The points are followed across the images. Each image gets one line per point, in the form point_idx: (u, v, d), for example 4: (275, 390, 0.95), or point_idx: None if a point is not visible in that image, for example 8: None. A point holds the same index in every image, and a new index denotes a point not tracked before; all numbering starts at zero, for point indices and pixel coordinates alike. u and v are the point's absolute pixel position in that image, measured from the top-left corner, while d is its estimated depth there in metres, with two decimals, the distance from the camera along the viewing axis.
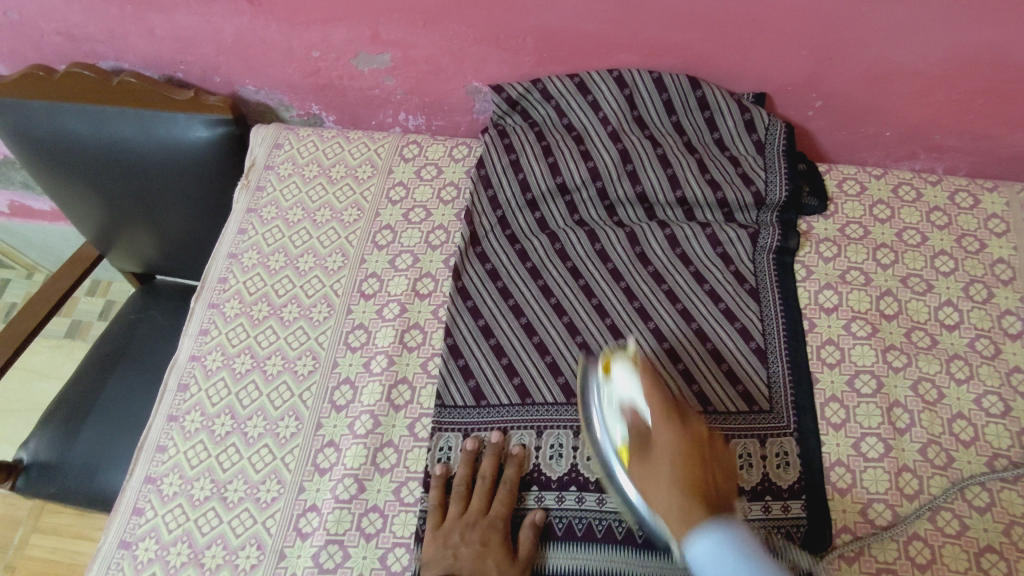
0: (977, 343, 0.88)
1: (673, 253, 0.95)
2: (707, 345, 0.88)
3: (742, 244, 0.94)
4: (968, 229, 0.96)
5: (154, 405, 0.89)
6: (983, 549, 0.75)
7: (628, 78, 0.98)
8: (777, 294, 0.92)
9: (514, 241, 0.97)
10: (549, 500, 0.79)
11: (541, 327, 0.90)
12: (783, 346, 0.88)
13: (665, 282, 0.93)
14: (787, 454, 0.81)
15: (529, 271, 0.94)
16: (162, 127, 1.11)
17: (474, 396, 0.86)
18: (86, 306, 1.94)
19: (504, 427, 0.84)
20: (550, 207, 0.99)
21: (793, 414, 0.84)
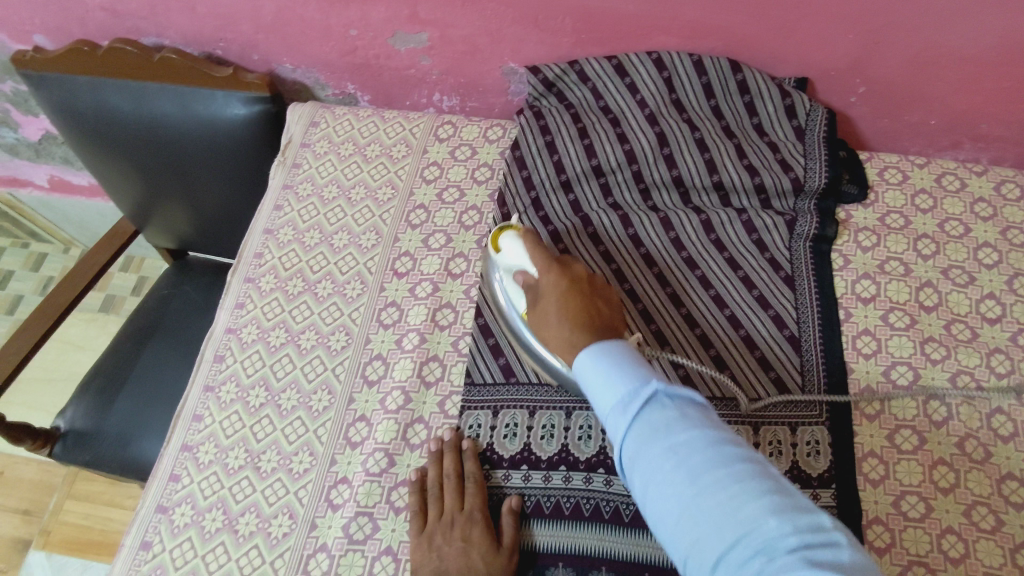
0: (1020, 337, 0.86)
1: (708, 238, 0.94)
2: (740, 332, 0.87)
3: (778, 231, 0.93)
4: (1014, 221, 0.94)
5: (191, 375, 0.91)
6: (1019, 546, 0.74)
7: (667, 60, 0.97)
8: (814, 283, 0.90)
9: (547, 223, 0.97)
10: (578, 481, 0.79)
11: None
12: (818, 336, 0.87)
13: (699, 268, 0.92)
14: (819, 443, 0.80)
15: (562, 253, 0.94)
16: (201, 104, 1.12)
17: (504, 374, 0.86)
18: (119, 282, 1.98)
19: (533, 408, 0.84)
20: (583, 188, 0.99)
21: (825, 404, 0.83)
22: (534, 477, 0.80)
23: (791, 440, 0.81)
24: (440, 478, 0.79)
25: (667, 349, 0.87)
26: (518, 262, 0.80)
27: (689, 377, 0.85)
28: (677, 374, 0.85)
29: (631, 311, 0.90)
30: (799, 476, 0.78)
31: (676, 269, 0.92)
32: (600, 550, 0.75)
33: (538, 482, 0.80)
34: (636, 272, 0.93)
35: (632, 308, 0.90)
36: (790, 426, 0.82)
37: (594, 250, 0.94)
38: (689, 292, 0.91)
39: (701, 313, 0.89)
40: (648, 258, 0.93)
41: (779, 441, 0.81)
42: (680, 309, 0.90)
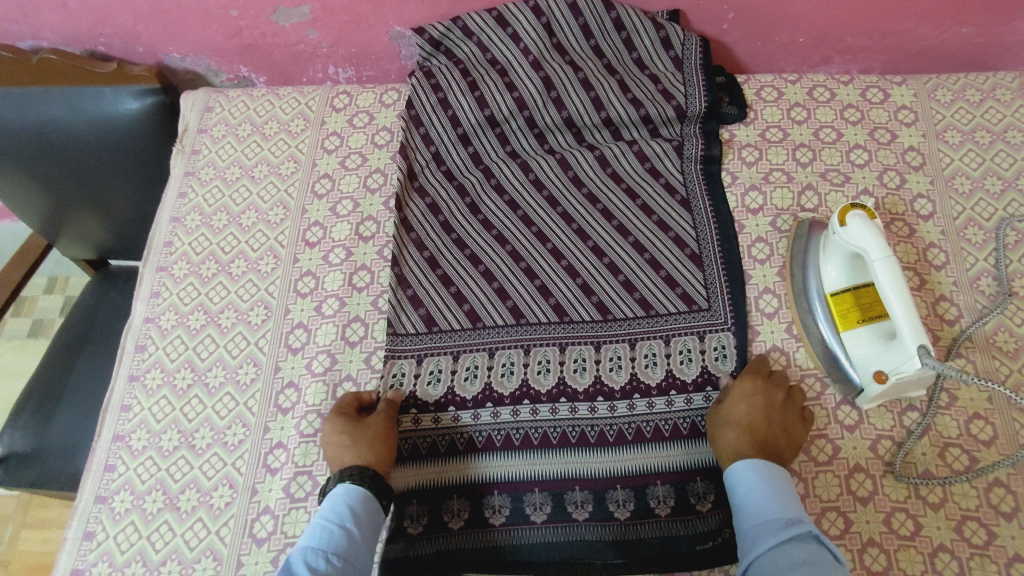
0: (892, 226, 0.93)
1: (605, 173, 0.99)
2: (644, 254, 0.92)
3: (669, 158, 0.98)
4: (880, 121, 1.01)
5: (115, 368, 0.92)
6: (906, 409, 0.83)
7: (544, 6, 1.00)
8: (708, 198, 0.96)
9: (451, 176, 1.00)
10: (506, 415, 0.83)
11: (485, 257, 0.94)
12: (717, 250, 0.92)
13: (600, 202, 0.97)
14: (725, 348, 0.86)
15: (468, 205, 0.97)
16: (91, 103, 1.11)
17: (426, 323, 0.89)
18: (46, 305, 1.94)
19: (456, 352, 0.87)
20: (482, 140, 1.02)
21: (731, 310, 0.88)
22: (463, 416, 0.84)
23: (700, 347, 0.86)
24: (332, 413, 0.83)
25: (578, 279, 0.91)
26: (863, 245, 0.78)
27: (601, 301, 0.90)
28: (591, 301, 0.90)
29: (540, 250, 0.94)
30: (710, 379, 0.84)
31: (579, 206, 0.97)
32: (531, 473, 0.80)
33: (467, 420, 0.83)
34: (542, 214, 0.97)
35: (541, 247, 0.94)
36: (698, 335, 0.87)
37: (499, 199, 0.98)
38: (593, 225, 0.95)
39: (606, 242, 0.94)
40: (552, 199, 0.97)
41: (689, 349, 0.86)
42: (586, 241, 0.94)
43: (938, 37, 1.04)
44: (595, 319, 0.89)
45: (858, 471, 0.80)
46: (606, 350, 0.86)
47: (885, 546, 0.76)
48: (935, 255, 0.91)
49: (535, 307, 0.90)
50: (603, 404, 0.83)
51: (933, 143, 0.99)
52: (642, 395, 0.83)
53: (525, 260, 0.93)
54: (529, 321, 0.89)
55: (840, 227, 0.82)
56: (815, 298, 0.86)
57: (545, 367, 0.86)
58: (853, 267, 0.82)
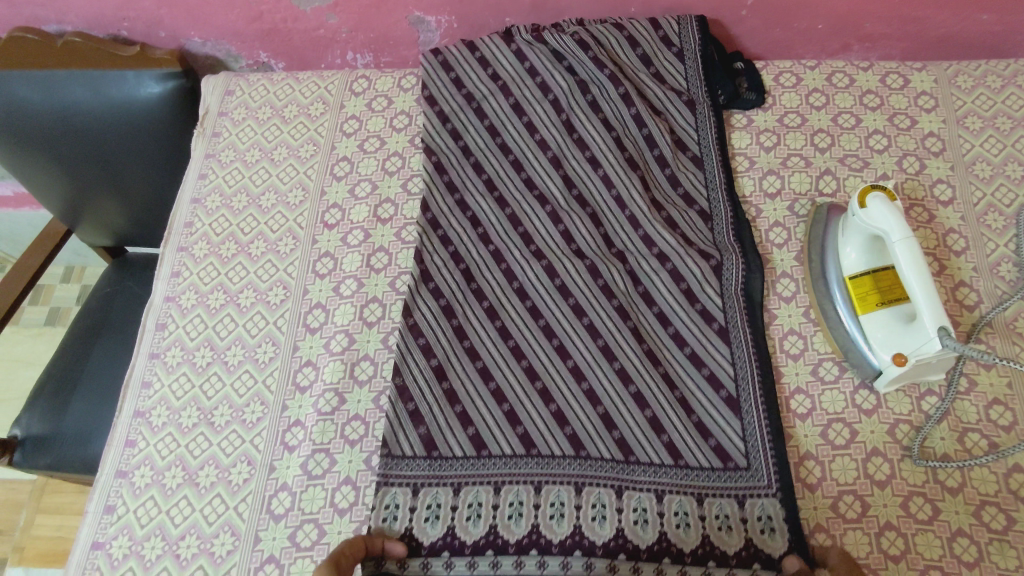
0: (911, 211, 0.93)
1: (637, 292, 0.89)
2: (675, 392, 0.82)
3: (708, 280, 0.87)
4: (900, 107, 1.00)
5: (135, 345, 0.93)
6: (924, 393, 0.82)
7: (563, 104, 1.00)
8: (749, 334, 0.85)
9: (470, 279, 0.90)
10: (508, 566, 0.74)
11: (498, 373, 0.84)
12: (758, 396, 0.81)
13: (631, 319, 0.86)
14: (770, 519, 0.75)
15: (486, 310, 0.88)
16: (114, 86, 1.12)
17: (425, 446, 0.80)
18: (62, 294, 1.96)
19: (457, 484, 0.78)
20: (503, 238, 0.93)
21: (773, 472, 0.77)
22: (457, 564, 0.74)
23: (739, 514, 0.76)
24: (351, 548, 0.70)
25: (599, 409, 0.82)
26: (883, 228, 0.79)
27: (625, 439, 0.80)
28: (612, 436, 0.80)
29: (560, 368, 0.84)
30: (755, 554, 0.74)
31: (607, 319, 0.86)
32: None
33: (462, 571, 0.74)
34: (565, 325, 0.87)
35: (561, 365, 0.84)
36: (737, 499, 0.76)
37: (520, 305, 0.88)
38: (621, 344, 0.85)
39: (634, 368, 0.83)
40: (578, 309, 0.87)
41: (727, 515, 0.76)
42: (612, 362, 0.84)
43: (959, 24, 1.03)
44: (616, 459, 0.79)
45: (876, 455, 0.79)
46: (628, 499, 0.77)
47: (902, 529, 0.75)
48: (956, 240, 0.91)
49: (550, 438, 0.80)
50: (626, 564, 0.74)
51: (953, 129, 0.98)
52: (672, 559, 0.74)
53: (540, 380, 0.84)
54: (542, 453, 0.80)
55: (859, 209, 0.81)
56: (834, 283, 0.86)
57: (558, 511, 0.76)
58: (870, 250, 0.83)
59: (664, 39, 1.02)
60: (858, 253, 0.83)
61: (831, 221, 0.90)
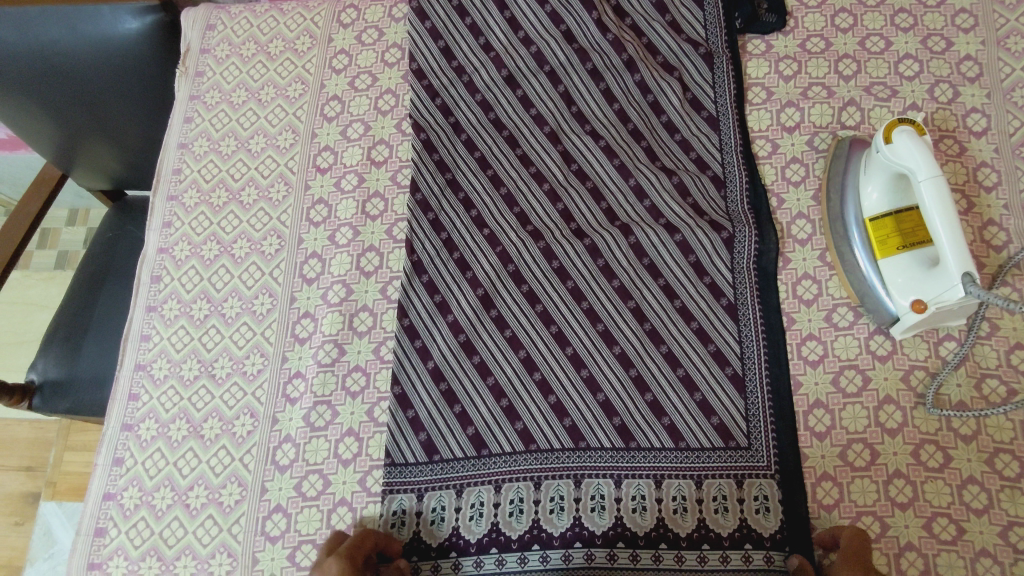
0: (940, 145, 0.87)
1: (640, 265, 0.86)
2: (678, 370, 0.81)
3: (716, 251, 0.84)
4: (934, 28, 0.92)
5: (132, 298, 0.91)
6: (943, 338, 0.79)
7: (561, 74, 0.93)
8: (758, 309, 0.82)
9: (463, 266, 0.87)
10: (512, 562, 0.76)
11: (495, 367, 0.83)
12: (764, 372, 0.80)
13: (632, 298, 0.84)
14: (767, 499, 0.75)
15: (481, 299, 0.86)
16: (89, 24, 1.06)
17: (426, 450, 0.80)
18: (69, 237, 1.95)
19: (460, 485, 0.78)
20: (498, 221, 0.89)
21: (774, 453, 0.77)
22: (464, 563, 0.76)
23: (737, 495, 0.76)
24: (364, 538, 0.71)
25: (600, 396, 0.81)
26: (909, 166, 0.73)
27: (625, 425, 0.80)
28: (612, 423, 0.80)
29: (559, 357, 0.83)
30: (749, 535, 0.74)
31: (608, 302, 0.85)
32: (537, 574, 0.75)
33: (469, 569, 0.76)
34: (564, 311, 0.85)
35: (560, 353, 0.83)
36: (735, 480, 0.76)
37: (516, 290, 0.86)
38: (622, 326, 0.84)
39: (636, 351, 0.82)
40: (577, 292, 0.85)
41: (724, 496, 0.76)
42: (612, 346, 0.83)
43: None
44: (616, 447, 0.79)
45: (888, 402, 0.77)
46: (627, 488, 0.77)
47: (912, 477, 0.74)
48: (987, 176, 0.85)
49: (549, 429, 0.80)
50: (625, 552, 0.75)
51: (993, 52, 0.90)
52: (669, 545, 0.75)
53: (539, 371, 0.82)
54: (541, 448, 0.80)
55: (884, 144, 0.75)
56: (853, 225, 0.81)
57: (558, 505, 0.77)
58: (894, 190, 0.77)
59: None
60: (880, 193, 0.78)
61: (853, 157, 0.84)
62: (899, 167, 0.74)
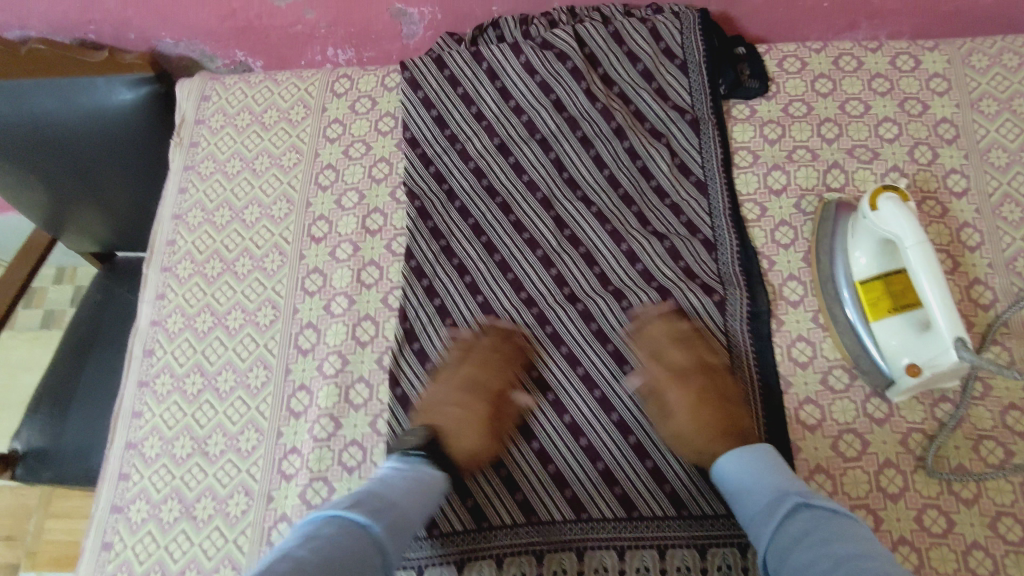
0: (923, 206, 0.89)
1: (634, 329, 0.86)
2: None
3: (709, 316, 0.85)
4: (910, 92, 0.95)
5: (124, 373, 0.90)
6: (938, 399, 0.80)
7: (552, 142, 0.95)
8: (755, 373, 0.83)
9: (457, 333, 0.87)
10: None
11: (493, 435, 0.83)
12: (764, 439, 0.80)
13: (629, 363, 0.85)
14: None
15: None
16: (84, 94, 1.06)
17: (426, 524, 0.80)
18: (55, 296, 1.93)
19: (462, 559, 0.78)
20: (492, 287, 0.89)
21: None
22: None
23: (742, 563, 0.75)
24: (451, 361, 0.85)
25: (600, 464, 0.81)
26: (895, 231, 0.74)
27: (626, 494, 0.79)
28: (613, 492, 0.79)
29: (558, 425, 0.83)
30: None
31: (604, 368, 0.85)
32: None
33: None
34: (561, 378, 0.85)
35: (559, 421, 0.83)
36: (739, 548, 0.75)
37: (511, 357, 0.86)
38: (619, 392, 0.84)
39: (634, 417, 0.82)
40: (572, 357, 0.86)
41: (729, 566, 0.75)
42: (610, 413, 0.83)
43: None
44: (619, 517, 0.78)
45: (888, 467, 0.77)
46: (631, 560, 0.76)
47: (916, 544, 0.74)
48: (970, 235, 0.87)
49: (549, 500, 0.80)
50: None
51: (968, 114, 0.93)
52: None
53: (538, 440, 0.83)
54: (542, 519, 0.79)
55: (869, 212, 0.77)
56: (843, 288, 0.82)
57: None
58: (881, 253, 0.78)
59: (665, 51, 0.96)
60: (868, 258, 0.79)
61: (840, 220, 0.85)
62: (887, 233, 0.75)
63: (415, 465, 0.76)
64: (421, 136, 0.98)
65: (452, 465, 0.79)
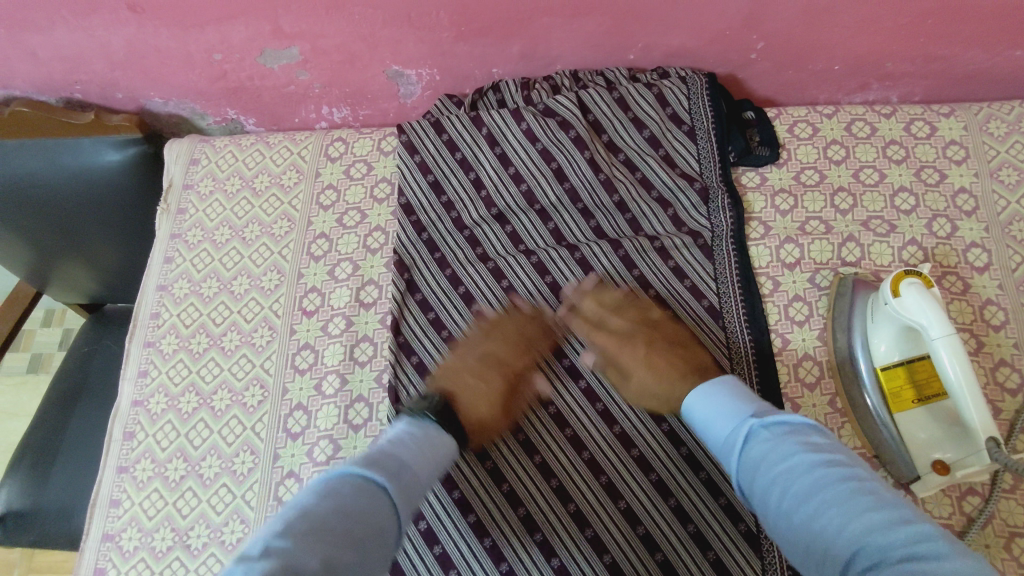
0: (943, 282, 0.85)
1: (642, 408, 0.82)
2: (688, 526, 0.76)
3: None
4: (926, 160, 0.92)
5: (102, 458, 0.86)
6: (965, 493, 0.75)
7: (551, 211, 0.92)
8: None
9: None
10: None
11: (492, 526, 0.78)
12: None
13: (635, 447, 0.80)
14: None
15: (474, 450, 0.81)
16: (68, 155, 1.03)
17: None
18: (44, 339, 1.88)
19: None
20: None
21: None
22: None
23: None
24: (483, 329, 0.86)
25: (606, 557, 0.76)
26: (921, 322, 0.70)
27: None
28: None
29: (561, 514, 0.78)
30: None
31: (609, 451, 0.80)
32: None
33: None
34: (563, 461, 0.80)
35: (562, 510, 0.78)
36: None
37: (511, 439, 0.82)
38: (627, 478, 0.79)
39: (642, 506, 0.78)
40: (575, 440, 0.81)
41: None
42: (617, 501, 0.78)
43: (990, 61, 0.93)
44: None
45: None
46: None
47: None
48: (994, 313, 0.83)
49: None
50: None
51: (986, 184, 0.90)
52: None
53: (540, 530, 0.77)
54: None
55: (891, 297, 0.73)
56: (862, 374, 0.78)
57: None
58: (904, 340, 0.74)
59: (671, 117, 0.92)
60: (889, 344, 0.75)
61: (857, 298, 0.81)
62: (910, 321, 0.71)
63: (426, 427, 0.73)
64: (416, 203, 0.94)
65: (461, 430, 0.76)
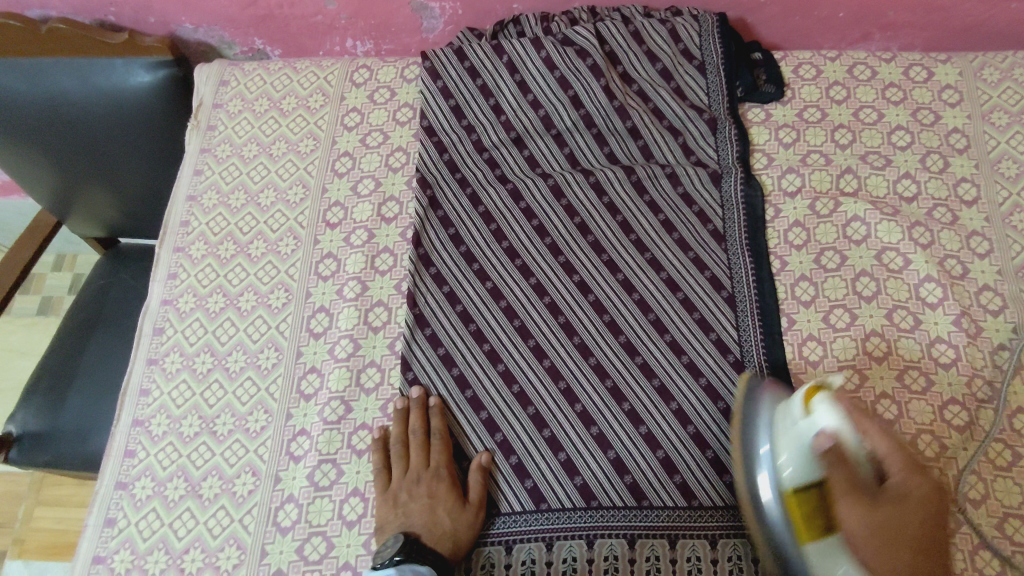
0: (934, 213, 0.90)
1: (646, 320, 0.86)
2: (688, 428, 0.80)
3: (720, 309, 0.85)
4: (923, 102, 0.97)
5: (133, 350, 0.90)
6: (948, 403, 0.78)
7: (566, 137, 0.96)
8: (766, 368, 0.82)
9: (468, 320, 0.87)
10: None
11: (503, 422, 0.82)
12: None
13: (639, 354, 0.84)
14: None
15: (487, 354, 0.85)
16: (100, 75, 1.07)
17: None
18: (55, 282, 1.91)
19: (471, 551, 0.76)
20: (501, 274, 0.89)
21: None
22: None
23: (753, 555, 0.74)
24: (406, 436, 0.80)
25: (609, 454, 0.80)
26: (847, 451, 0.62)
27: (637, 484, 0.78)
28: (624, 481, 0.78)
29: (568, 414, 0.82)
30: None
31: (615, 358, 0.84)
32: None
33: None
34: (571, 366, 0.84)
35: (569, 410, 0.82)
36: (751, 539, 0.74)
37: (523, 345, 0.85)
38: (632, 383, 0.83)
39: (645, 408, 0.81)
40: (583, 347, 0.85)
41: (739, 556, 0.74)
42: (622, 403, 0.82)
43: (986, 12, 0.98)
44: (629, 506, 0.77)
45: None
46: (641, 549, 0.75)
47: None
48: (981, 243, 0.87)
49: (560, 489, 0.78)
50: None
51: (979, 125, 0.95)
52: None
53: (549, 427, 0.81)
54: (552, 508, 0.77)
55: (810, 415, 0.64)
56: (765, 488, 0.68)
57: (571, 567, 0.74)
58: (807, 459, 0.64)
59: (683, 52, 0.98)
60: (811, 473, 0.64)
61: (761, 398, 0.75)
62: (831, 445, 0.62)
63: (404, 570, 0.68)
64: (438, 127, 0.98)
65: (438, 559, 0.72)
